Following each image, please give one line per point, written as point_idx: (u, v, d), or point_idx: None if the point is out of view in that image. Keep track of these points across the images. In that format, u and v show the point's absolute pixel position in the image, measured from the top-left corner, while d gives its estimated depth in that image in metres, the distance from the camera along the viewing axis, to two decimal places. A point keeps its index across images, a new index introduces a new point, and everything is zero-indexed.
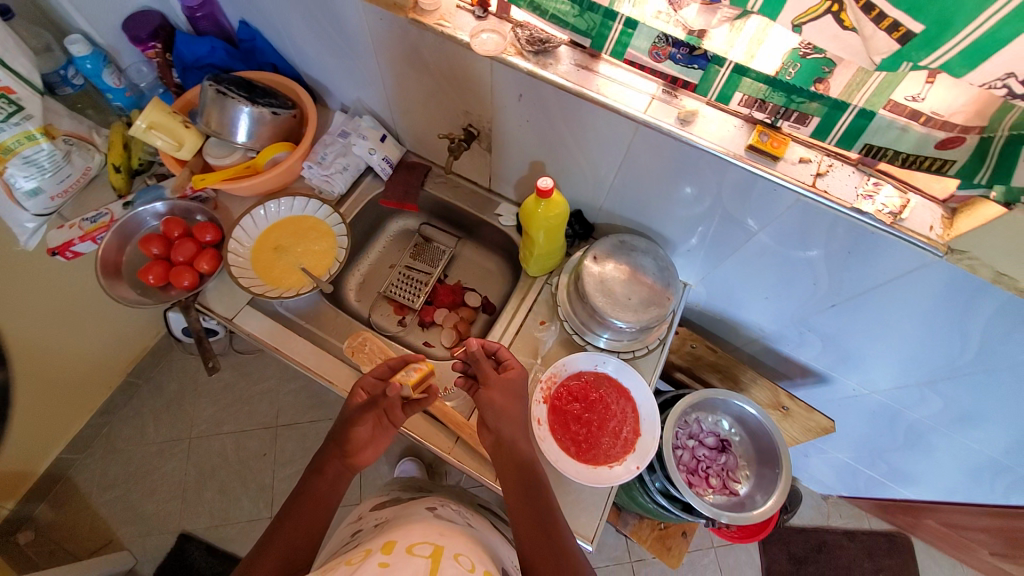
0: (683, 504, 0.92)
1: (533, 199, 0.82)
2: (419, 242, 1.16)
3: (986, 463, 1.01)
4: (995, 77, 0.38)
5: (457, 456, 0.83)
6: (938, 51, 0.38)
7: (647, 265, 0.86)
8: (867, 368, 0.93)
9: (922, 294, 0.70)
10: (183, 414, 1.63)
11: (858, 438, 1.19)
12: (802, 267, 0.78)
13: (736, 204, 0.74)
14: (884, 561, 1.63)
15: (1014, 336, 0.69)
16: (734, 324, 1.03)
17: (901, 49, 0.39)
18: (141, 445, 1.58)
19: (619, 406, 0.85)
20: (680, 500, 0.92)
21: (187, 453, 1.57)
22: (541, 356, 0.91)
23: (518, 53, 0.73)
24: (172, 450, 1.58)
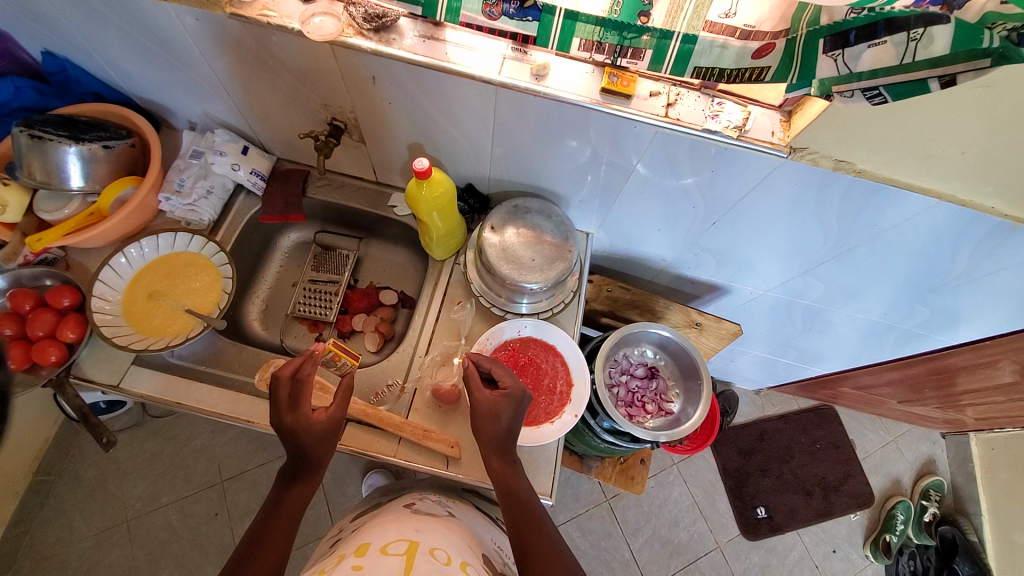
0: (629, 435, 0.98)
1: (414, 182, 0.79)
2: (316, 251, 1.09)
3: (872, 327, 1.16)
4: None
5: (403, 456, 0.81)
6: None
7: (543, 223, 0.87)
8: (757, 271, 1.02)
9: (780, 195, 0.77)
10: (113, 498, 1.46)
11: (770, 333, 1.33)
12: (681, 195, 0.83)
13: (609, 147, 0.76)
14: (816, 432, 1.86)
15: (861, 216, 0.78)
16: (640, 260, 1.08)
17: None
18: (72, 544, 1.41)
19: (549, 363, 0.88)
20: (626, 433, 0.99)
21: (130, 537, 1.43)
22: (464, 336, 0.91)
23: (359, 34, 0.70)
24: (110, 540, 1.42)
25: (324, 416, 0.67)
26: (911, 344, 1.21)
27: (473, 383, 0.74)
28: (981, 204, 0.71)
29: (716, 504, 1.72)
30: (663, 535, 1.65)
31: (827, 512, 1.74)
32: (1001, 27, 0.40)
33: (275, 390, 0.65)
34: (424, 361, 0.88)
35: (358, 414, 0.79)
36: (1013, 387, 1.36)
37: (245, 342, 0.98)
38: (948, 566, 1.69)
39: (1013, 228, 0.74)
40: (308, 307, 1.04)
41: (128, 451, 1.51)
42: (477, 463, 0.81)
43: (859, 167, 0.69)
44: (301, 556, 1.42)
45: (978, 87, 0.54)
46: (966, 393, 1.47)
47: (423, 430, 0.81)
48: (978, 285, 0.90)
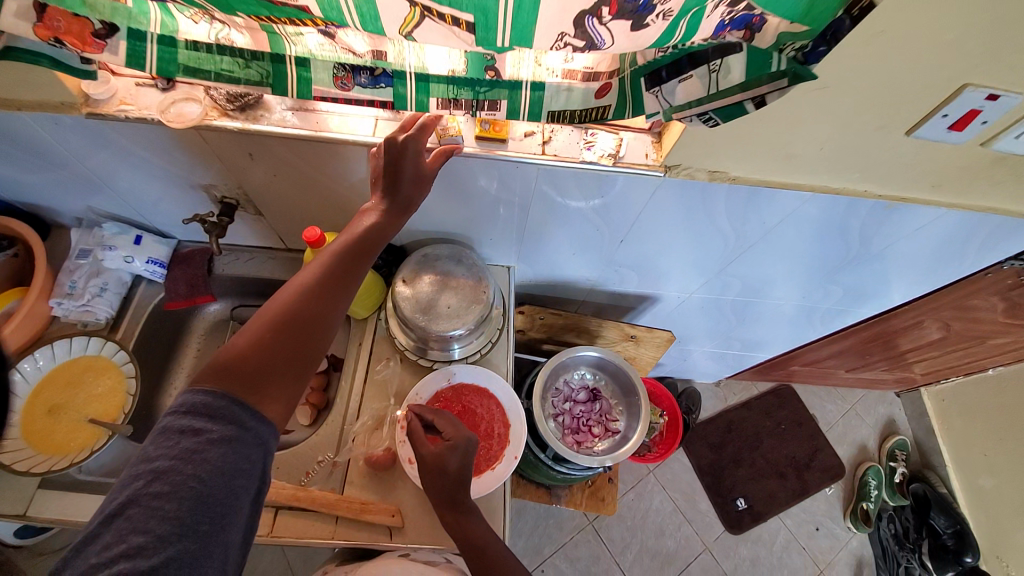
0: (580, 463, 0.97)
1: (310, 252, 0.77)
2: (235, 328, 1.05)
3: (799, 309, 1.20)
4: (554, 39, 0.42)
5: (342, 536, 0.76)
6: (498, 29, 0.41)
7: (455, 268, 0.85)
8: (675, 277, 1.05)
9: (672, 208, 0.80)
10: None
11: (709, 329, 1.36)
12: (582, 219, 0.85)
13: (500, 188, 0.77)
14: (779, 413, 1.90)
15: (750, 217, 0.82)
16: (567, 284, 1.09)
17: (476, 36, 0.42)
18: None
19: (483, 407, 0.85)
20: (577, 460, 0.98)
21: None
22: (394, 394, 0.86)
23: (224, 115, 0.69)
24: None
25: (427, 167, 0.63)
26: (839, 320, 1.26)
27: (415, 436, 0.70)
28: (852, 189, 0.76)
29: (697, 504, 1.72)
30: (650, 547, 1.64)
31: (803, 490, 1.77)
32: (791, 48, 0.45)
33: (386, 143, 0.60)
34: (355, 427, 0.83)
35: (287, 499, 0.76)
36: (943, 342, 1.43)
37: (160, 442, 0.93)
38: (926, 522, 1.71)
39: (889, 207, 0.79)
40: None
41: None
42: (422, 528, 0.77)
43: (733, 175, 0.72)
44: None
45: (811, 91, 0.57)
46: (907, 352, 1.54)
47: (361, 503, 0.77)
48: (878, 260, 0.95)
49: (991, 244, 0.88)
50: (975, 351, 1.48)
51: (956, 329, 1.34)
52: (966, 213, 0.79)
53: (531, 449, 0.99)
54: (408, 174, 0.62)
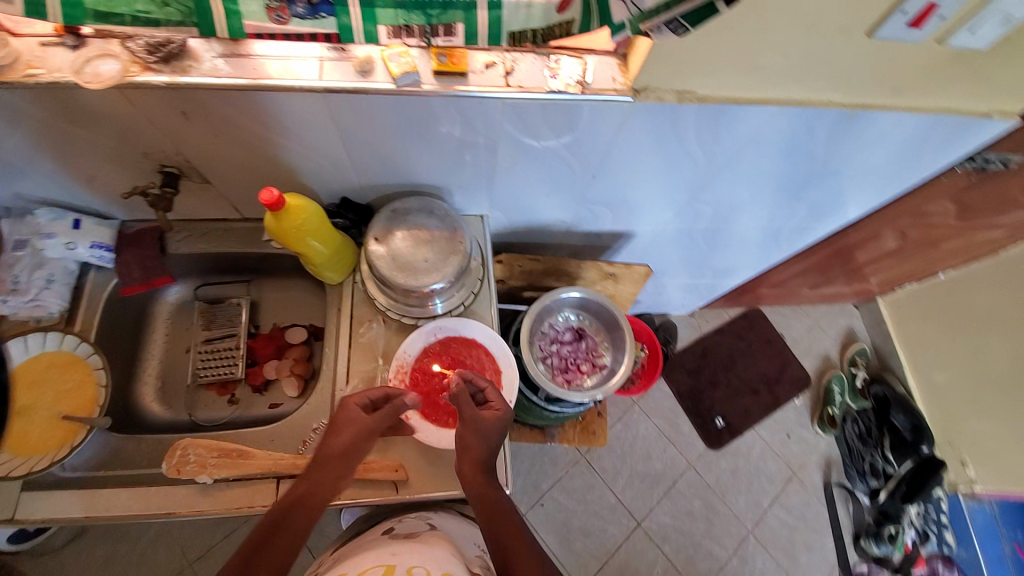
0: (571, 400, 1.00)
1: (270, 215, 0.71)
2: (203, 309, 0.99)
3: (767, 231, 1.23)
4: None
5: (349, 495, 0.77)
6: None
7: (427, 221, 0.81)
8: (648, 209, 1.05)
9: (643, 136, 0.78)
10: None
11: (683, 260, 1.39)
12: (553, 156, 0.82)
13: (465, 129, 0.73)
14: (749, 334, 2.00)
15: (719, 138, 0.81)
16: (542, 228, 1.08)
17: None
18: None
19: (473, 357, 0.85)
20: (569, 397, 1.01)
21: None
22: (381, 355, 0.84)
23: (147, 69, 0.61)
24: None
25: (368, 424, 0.70)
26: (804, 238, 1.31)
27: (462, 393, 0.72)
28: (818, 100, 0.76)
29: (679, 427, 1.83)
30: (640, 471, 1.75)
31: (774, 402, 1.91)
32: None
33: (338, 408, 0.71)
34: (347, 392, 0.82)
35: (287, 468, 0.76)
36: (898, 250, 1.52)
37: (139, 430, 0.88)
38: (887, 421, 1.86)
39: (852, 115, 0.79)
40: (209, 371, 0.95)
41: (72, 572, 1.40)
42: (428, 477, 0.79)
43: (700, 94, 0.71)
44: None
45: None
46: (865, 263, 1.62)
47: (363, 463, 0.77)
48: (842, 173, 0.97)
49: (947, 146, 0.91)
50: (927, 256, 1.58)
51: (910, 236, 1.41)
52: (924, 116, 0.81)
53: (523, 392, 1.01)
54: (346, 425, 0.69)
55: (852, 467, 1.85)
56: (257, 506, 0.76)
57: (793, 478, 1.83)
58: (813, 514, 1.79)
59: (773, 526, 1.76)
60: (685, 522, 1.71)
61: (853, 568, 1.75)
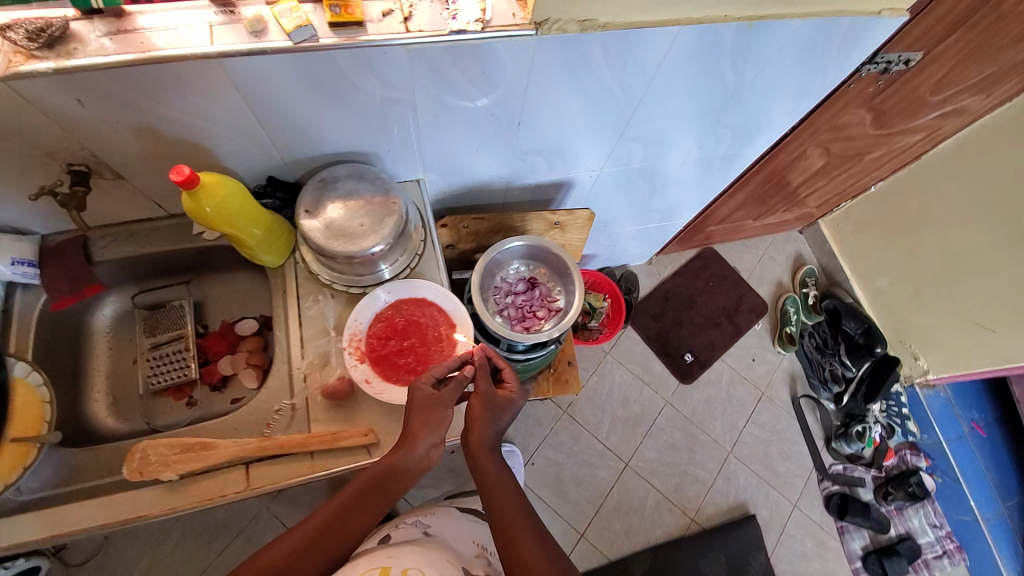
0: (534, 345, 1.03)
1: (188, 196, 0.69)
2: (144, 315, 0.96)
3: (700, 162, 1.27)
4: None
5: (320, 468, 0.77)
6: None
7: (358, 187, 0.81)
8: (581, 153, 1.06)
9: (557, 72, 0.80)
10: None
11: (628, 205, 1.42)
12: (474, 105, 0.82)
13: (377, 86, 0.72)
14: (706, 273, 2.07)
15: (632, 66, 0.83)
16: (482, 187, 1.08)
17: None
18: None
19: (426, 315, 0.85)
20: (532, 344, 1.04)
21: None
22: (333, 328, 0.84)
23: (30, 58, 0.59)
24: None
25: (434, 396, 0.74)
26: (737, 166, 1.36)
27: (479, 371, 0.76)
28: (715, 16, 0.79)
29: (652, 368, 1.89)
30: (620, 415, 1.81)
31: (737, 332, 2.00)
32: None
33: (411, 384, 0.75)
34: (303, 367, 0.81)
35: (252, 451, 0.76)
36: (827, 168, 1.60)
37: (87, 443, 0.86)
38: (840, 330, 1.97)
39: (750, 27, 0.82)
40: (161, 376, 0.93)
41: None
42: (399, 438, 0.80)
43: (601, 22, 0.73)
44: None
45: None
46: (801, 185, 1.70)
47: (330, 434, 0.77)
48: (756, 91, 1.01)
49: (846, 50, 0.96)
50: (855, 169, 1.67)
51: (835, 151, 1.49)
52: (818, 21, 0.85)
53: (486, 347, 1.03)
54: (417, 402, 0.74)
55: (814, 377, 1.94)
56: (230, 493, 0.76)
57: (763, 398, 1.92)
58: (786, 427, 1.90)
59: (750, 444, 1.85)
60: (669, 455, 1.79)
61: (829, 468, 1.86)
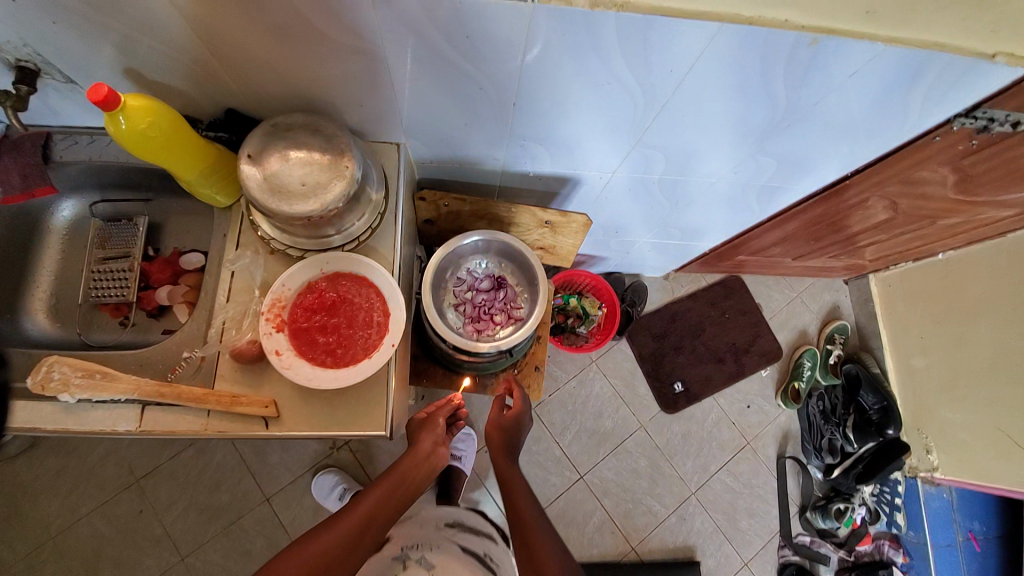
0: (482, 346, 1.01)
1: (111, 119, 0.63)
2: (100, 227, 0.92)
3: (732, 189, 1.10)
4: None
5: (215, 428, 0.74)
6: None
7: (309, 140, 0.72)
8: (589, 152, 0.93)
9: (557, 53, 0.67)
10: (31, 517, 1.48)
11: (643, 215, 1.27)
12: (458, 74, 0.71)
13: (340, 30, 0.63)
14: (724, 303, 1.90)
15: (654, 64, 0.69)
16: (471, 166, 0.97)
17: None
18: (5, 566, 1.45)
19: (361, 295, 0.78)
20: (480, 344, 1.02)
21: (60, 552, 1.47)
22: (261, 286, 0.78)
23: None
24: (41, 557, 1.47)
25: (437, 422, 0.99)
26: (779, 200, 1.18)
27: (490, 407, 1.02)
28: (772, 18, 0.62)
29: (635, 388, 1.78)
30: (589, 427, 1.73)
31: (739, 373, 1.84)
32: None
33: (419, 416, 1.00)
34: (222, 320, 0.76)
35: (151, 394, 0.72)
36: (890, 223, 1.38)
37: (14, 346, 0.85)
38: (854, 400, 1.80)
39: (813, 43, 0.65)
40: (102, 292, 0.90)
41: (29, 472, 1.50)
42: (301, 417, 0.74)
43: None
44: (238, 530, 1.53)
45: None
46: (855, 235, 1.49)
47: (231, 396, 0.73)
48: (811, 121, 0.83)
49: (937, 94, 0.77)
50: (923, 232, 1.44)
51: (903, 208, 1.27)
52: (908, 51, 0.66)
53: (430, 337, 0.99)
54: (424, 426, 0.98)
55: (808, 442, 1.79)
56: (121, 429, 0.74)
57: (745, 448, 1.79)
58: (761, 484, 1.77)
59: (717, 491, 1.74)
60: (628, 480, 1.71)
61: (793, 537, 1.74)
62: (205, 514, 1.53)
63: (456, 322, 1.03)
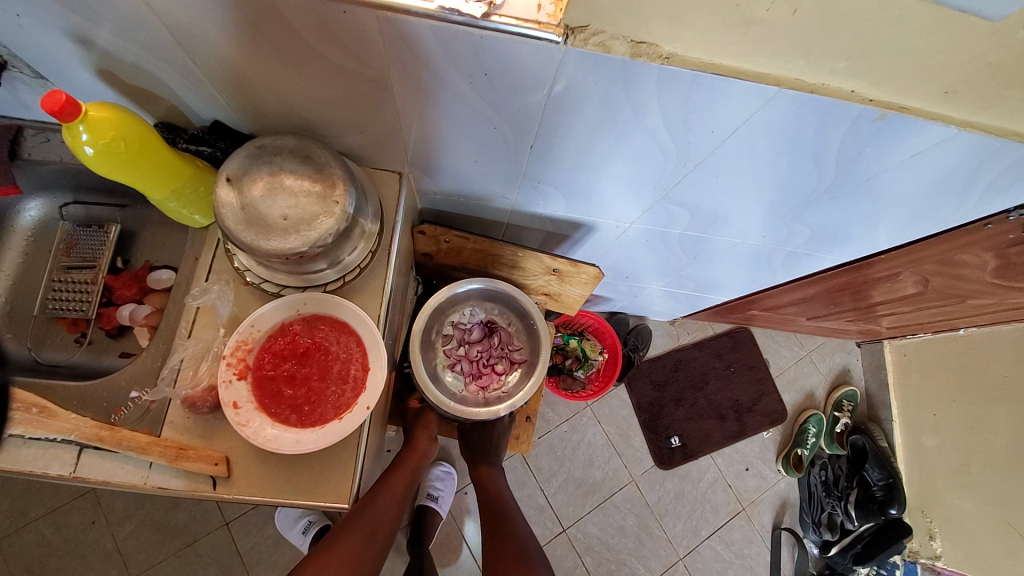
0: (489, 401, 0.96)
1: (68, 130, 0.57)
2: (67, 230, 0.84)
3: (755, 251, 1.02)
4: None
5: (154, 483, 0.64)
6: None
7: (296, 167, 0.64)
8: (607, 201, 0.85)
9: (587, 100, 0.59)
10: None
11: (655, 265, 1.18)
12: (473, 111, 0.63)
13: (340, 52, 0.55)
14: (731, 356, 1.80)
15: (693, 121, 0.61)
16: (477, 203, 0.89)
17: None
18: None
19: (339, 344, 0.70)
20: (485, 399, 0.96)
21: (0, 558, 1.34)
22: (227, 322, 0.70)
23: None
24: None
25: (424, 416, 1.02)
26: (805, 266, 1.09)
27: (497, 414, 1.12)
28: (837, 87, 0.53)
29: (630, 439, 1.69)
30: (577, 477, 1.63)
31: (740, 433, 1.74)
32: None
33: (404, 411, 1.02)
34: (179, 358, 0.68)
35: (88, 437, 0.63)
36: (919, 297, 1.29)
37: None
38: (859, 473, 1.70)
39: (879, 118, 0.57)
40: (60, 304, 0.81)
41: None
42: (254, 480, 0.65)
43: (665, 51, 0.51)
44: (191, 554, 1.39)
45: None
46: (876, 305, 1.40)
47: (178, 448, 0.64)
48: (859, 195, 0.75)
49: (1005, 182, 0.69)
50: (950, 309, 1.35)
51: (935, 285, 1.19)
52: (986, 138, 0.58)
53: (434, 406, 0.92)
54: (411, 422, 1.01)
55: (807, 514, 1.68)
56: (52, 473, 0.64)
57: (741, 513, 1.69)
58: (754, 554, 1.66)
59: (707, 557, 1.63)
60: (613, 537, 1.60)
61: None
62: (161, 533, 1.40)
63: (457, 385, 0.97)
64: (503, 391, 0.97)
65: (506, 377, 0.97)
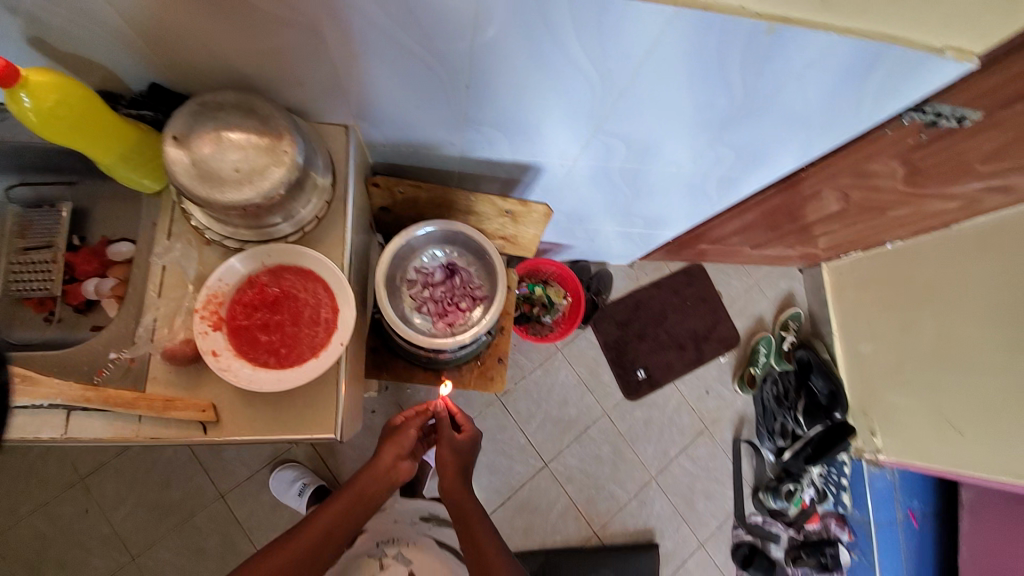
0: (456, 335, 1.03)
1: (10, 95, 0.59)
2: (17, 213, 0.83)
3: (692, 180, 1.10)
4: None
5: (146, 433, 0.68)
6: None
7: (241, 121, 0.66)
8: (547, 140, 0.90)
9: (509, 34, 0.63)
10: None
11: (604, 205, 1.26)
12: (405, 53, 0.67)
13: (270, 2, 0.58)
14: (686, 290, 1.93)
15: (610, 46, 0.66)
16: (426, 152, 0.93)
17: None
18: None
19: (307, 290, 0.74)
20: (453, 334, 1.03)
21: None
22: (196, 280, 0.73)
23: None
24: None
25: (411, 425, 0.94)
26: (739, 191, 1.18)
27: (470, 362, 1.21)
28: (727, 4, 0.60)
29: (600, 376, 1.80)
30: (554, 416, 1.74)
31: (699, 359, 1.89)
32: None
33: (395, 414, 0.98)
34: (153, 317, 0.71)
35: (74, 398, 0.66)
36: (843, 213, 1.42)
37: None
38: (806, 384, 1.83)
39: (769, 32, 0.64)
40: (23, 285, 0.82)
41: None
42: (243, 421, 0.70)
43: None
44: (191, 528, 1.43)
45: None
46: (808, 225, 1.53)
47: (164, 400, 0.68)
48: (770, 111, 0.83)
49: (889, 87, 0.78)
50: (871, 222, 1.49)
51: (855, 200, 1.31)
52: (860, 42, 0.66)
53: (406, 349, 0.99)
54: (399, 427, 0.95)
55: (763, 425, 1.86)
56: (43, 437, 0.67)
57: (705, 432, 1.85)
58: (719, 466, 1.84)
59: (677, 474, 1.80)
60: (592, 466, 1.74)
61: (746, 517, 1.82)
62: (157, 512, 1.43)
63: (426, 325, 1.03)
64: (469, 326, 1.04)
65: (471, 312, 1.04)
